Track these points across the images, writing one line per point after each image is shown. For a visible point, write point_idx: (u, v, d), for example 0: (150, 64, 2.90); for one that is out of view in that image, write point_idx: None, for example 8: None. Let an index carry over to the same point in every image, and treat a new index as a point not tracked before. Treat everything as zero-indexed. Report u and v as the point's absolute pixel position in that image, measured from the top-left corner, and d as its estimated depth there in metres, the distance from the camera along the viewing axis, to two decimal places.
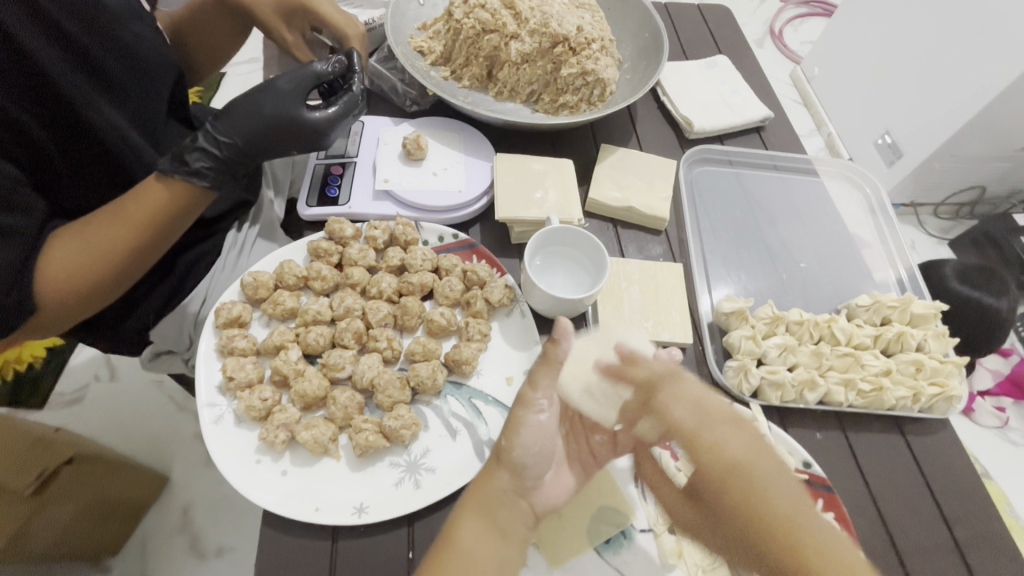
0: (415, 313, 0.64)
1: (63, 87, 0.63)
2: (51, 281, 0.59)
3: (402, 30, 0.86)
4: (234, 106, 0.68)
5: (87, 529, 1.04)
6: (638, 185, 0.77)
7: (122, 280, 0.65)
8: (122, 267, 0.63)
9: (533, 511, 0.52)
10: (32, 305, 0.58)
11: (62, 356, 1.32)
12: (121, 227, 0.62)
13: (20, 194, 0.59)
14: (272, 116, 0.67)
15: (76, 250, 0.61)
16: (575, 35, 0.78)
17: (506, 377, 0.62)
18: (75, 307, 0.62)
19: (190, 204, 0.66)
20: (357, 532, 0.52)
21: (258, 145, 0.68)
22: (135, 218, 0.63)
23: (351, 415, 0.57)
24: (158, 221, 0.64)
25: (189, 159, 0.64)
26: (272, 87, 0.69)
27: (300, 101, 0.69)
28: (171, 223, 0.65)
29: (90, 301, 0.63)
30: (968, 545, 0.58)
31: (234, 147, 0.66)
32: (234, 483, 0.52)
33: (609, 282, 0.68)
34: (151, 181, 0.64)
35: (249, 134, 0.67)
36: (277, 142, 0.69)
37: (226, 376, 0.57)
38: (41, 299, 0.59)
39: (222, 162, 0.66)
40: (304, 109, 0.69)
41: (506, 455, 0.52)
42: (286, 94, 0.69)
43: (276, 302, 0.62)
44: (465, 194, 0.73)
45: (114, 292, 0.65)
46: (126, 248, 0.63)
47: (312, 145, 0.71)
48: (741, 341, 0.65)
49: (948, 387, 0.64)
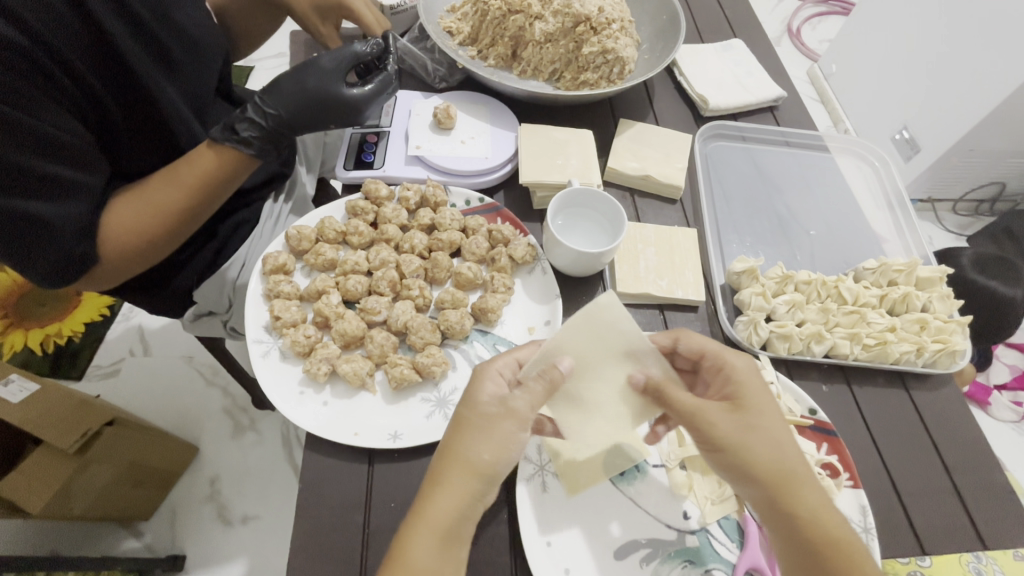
0: (444, 267, 0.68)
1: (127, 53, 0.65)
2: (110, 238, 0.62)
3: (432, 12, 0.92)
4: (278, 80, 0.67)
5: (124, 493, 1.07)
6: (656, 156, 0.81)
7: (173, 241, 0.68)
8: (173, 228, 0.66)
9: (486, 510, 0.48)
10: (94, 259, 0.61)
11: (97, 333, 1.36)
12: (173, 190, 0.64)
13: (88, 152, 0.61)
14: (314, 91, 0.67)
15: (132, 209, 0.63)
16: (597, 15, 0.83)
17: (528, 325, 0.66)
18: (130, 263, 0.65)
19: (238, 170, 0.66)
20: (391, 457, 0.57)
21: (302, 120, 0.67)
22: (186, 181, 0.64)
23: (387, 353, 0.62)
24: (207, 185, 0.65)
25: (238, 128, 0.64)
26: (314, 63, 0.68)
27: (340, 77, 0.68)
28: (220, 187, 0.66)
29: (144, 256, 0.66)
30: (967, 490, 0.61)
31: (280, 121, 0.65)
32: (282, 407, 0.57)
33: (626, 244, 0.72)
34: (204, 147, 0.65)
35: (295, 110, 0.66)
36: (319, 118, 0.68)
37: (274, 315, 0.62)
38: (103, 255, 0.62)
39: (268, 134, 0.65)
40: (344, 85, 0.68)
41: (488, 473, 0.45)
42: (329, 69, 0.68)
43: (318, 253, 0.68)
44: (491, 161, 0.77)
45: (166, 249, 0.68)
46: (176, 210, 0.64)
47: (350, 122, 0.71)
48: (752, 297, 0.69)
49: (951, 343, 0.67)
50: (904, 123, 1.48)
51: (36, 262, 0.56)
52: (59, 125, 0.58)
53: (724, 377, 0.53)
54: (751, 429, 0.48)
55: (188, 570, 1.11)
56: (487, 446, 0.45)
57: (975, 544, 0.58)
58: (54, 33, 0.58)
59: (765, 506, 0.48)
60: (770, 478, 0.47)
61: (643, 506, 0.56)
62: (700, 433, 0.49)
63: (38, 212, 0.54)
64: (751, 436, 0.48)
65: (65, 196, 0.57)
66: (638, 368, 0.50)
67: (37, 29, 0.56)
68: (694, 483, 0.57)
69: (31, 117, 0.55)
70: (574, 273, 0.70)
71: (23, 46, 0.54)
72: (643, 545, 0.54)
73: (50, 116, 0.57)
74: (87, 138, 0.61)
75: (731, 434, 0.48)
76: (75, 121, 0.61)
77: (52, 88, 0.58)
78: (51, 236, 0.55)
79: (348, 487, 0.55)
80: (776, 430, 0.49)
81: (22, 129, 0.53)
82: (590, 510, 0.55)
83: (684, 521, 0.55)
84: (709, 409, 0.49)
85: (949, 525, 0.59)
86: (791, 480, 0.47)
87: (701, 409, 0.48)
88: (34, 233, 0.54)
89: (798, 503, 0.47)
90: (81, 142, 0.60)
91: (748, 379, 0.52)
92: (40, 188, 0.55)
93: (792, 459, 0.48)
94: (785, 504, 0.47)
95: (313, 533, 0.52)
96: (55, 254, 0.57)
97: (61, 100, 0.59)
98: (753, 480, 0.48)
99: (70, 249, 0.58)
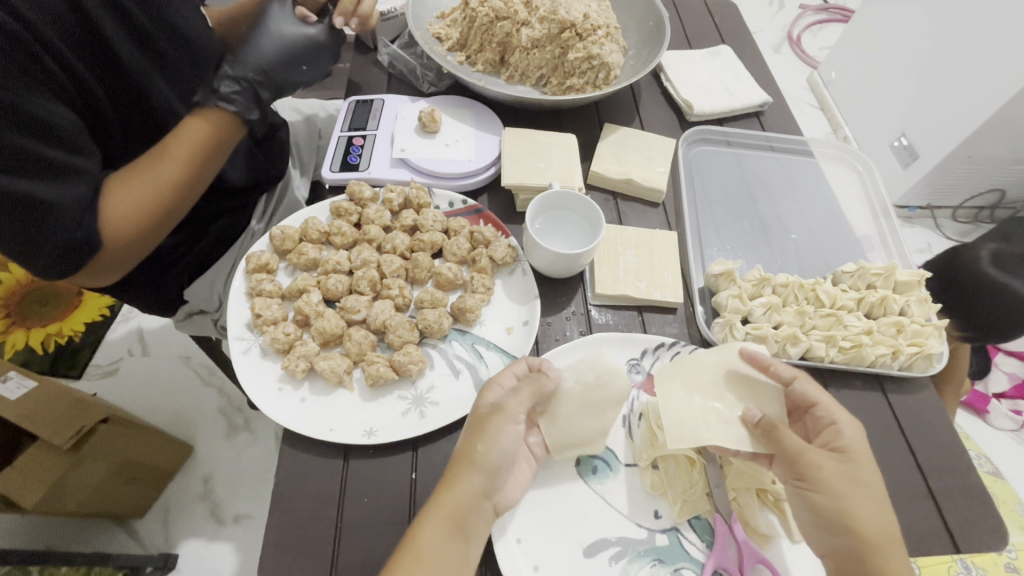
0: (425, 267, 0.69)
1: (121, 53, 0.66)
2: (112, 218, 0.59)
3: (422, 19, 0.94)
4: (244, 40, 0.66)
5: (118, 490, 1.08)
6: (639, 160, 0.82)
7: (172, 219, 0.65)
8: (172, 205, 0.63)
9: (495, 510, 0.52)
10: (98, 241, 0.58)
11: (97, 333, 1.38)
12: (169, 164, 0.61)
13: (79, 134, 0.58)
14: (282, 36, 0.67)
15: (129, 188, 0.60)
16: (582, 21, 0.84)
17: (506, 326, 0.67)
18: (136, 245, 0.63)
19: (231, 135, 0.65)
20: (367, 453, 0.58)
21: (277, 63, 0.66)
22: (180, 152, 0.61)
23: (364, 351, 0.63)
24: (201, 155, 0.63)
25: (218, 87, 0.63)
26: (266, 15, 0.68)
27: (294, 19, 0.69)
28: (213, 158, 0.64)
29: (148, 237, 0.63)
30: (943, 494, 0.61)
31: (259, 69, 0.65)
32: (258, 403, 0.58)
33: (606, 246, 0.73)
34: (190, 117, 0.63)
35: (270, 57, 0.66)
36: (298, 62, 0.68)
37: (255, 313, 0.64)
38: (107, 237, 0.59)
39: (249, 85, 0.65)
40: (303, 25, 0.69)
41: (481, 459, 0.52)
42: (283, 14, 0.69)
43: (301, 253, 0.69)
44: (475, 164, 0.79)
45: (166, 228, 0.65)
46: (174, 184, 0.62)
47: (321, 65, 0.71)
48: (728, 299, 0.70)
49: (927, 346, 0.67)
50: (901, 130, 1.48)
51: (35, 248, 0.54)
52: (47, 104, 0.56)
53: (835, 432, 0.55)
54: (855, 486, 0.52)
55: (180, 568, 1.12)
56: (480, 437, 0.53)
57: (948, 548, 0.58)
58: (52, 30, 0.59)
59: (835, 554, 0.51)
60: (862, 534, 0.51)
61: (615, 504, 0.56)
62: (802, 471, 0.53)
63: (28, 192, 0.52)
64: (855, 490, 0.52)
65: (60, 180, 0.55)
66: (756, 407, 0.58)
67: (35, 24, 0.57)
68: (666, 484, 0.58)
69: (23, 98, 0.53)
70: (554, 274, 0.71)
71: (18, 33, 0.54)
72: (613, 543, 0.54)
73: (37, 97, 0.55)
74: (76, 120, 0.59)
75: (835, 483, 0.52)
76: (67, 108, 0.59)
77: (45, 76, 0.58)
78: (45, 218, 0.53)
79: (325, 481, 0.56)
80: (874, 489, 0.53)
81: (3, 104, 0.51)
82: (559, 508, 0.55)
83: (655, 520, 0.56)
84: (820, 458, 0.53)
85: (924, 529, 0.58)
86: (877, 542, 0.50)
87: (815, 461, 0.53)
88: (27, 216, 0.52)
89: (883, 561, 0.50)
90: (71, 124, 0.57)
91: (855, 435, 0.55)
92: (31, 170, 0.52)
93: (889, 527, 0.51)
94: (864, 559, 0.50)
95: (288, 525, 0.53)
96: (53, 237, 0.54)
97: (58, 93, 0.59)
98: (843, 530, 0.51)
99: (68, 231, 0.55)
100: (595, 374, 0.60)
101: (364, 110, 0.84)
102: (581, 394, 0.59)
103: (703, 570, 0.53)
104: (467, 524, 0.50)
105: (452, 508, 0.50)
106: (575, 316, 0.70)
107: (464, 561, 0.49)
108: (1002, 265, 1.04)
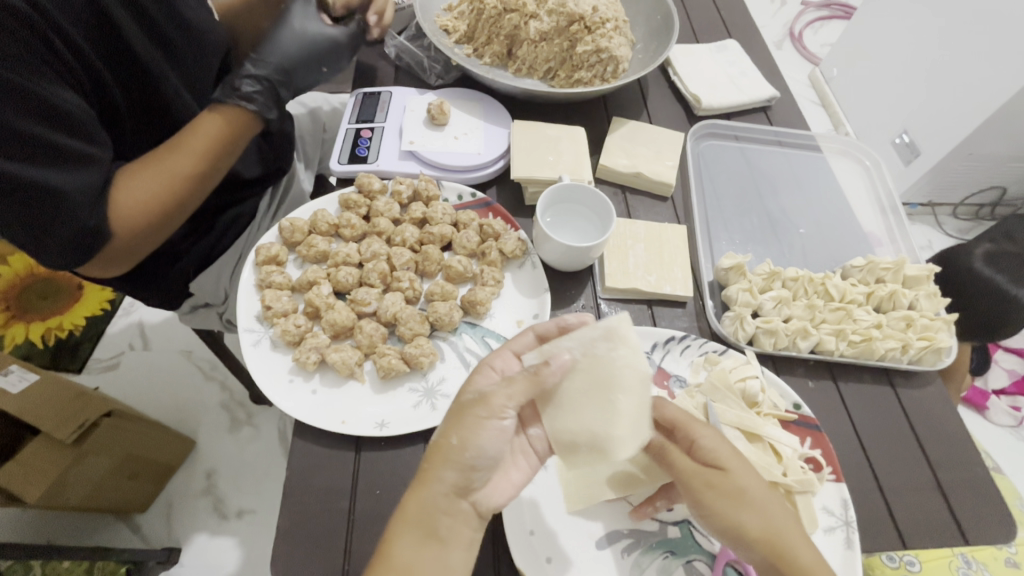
0: (435, 260, 0.69)
1: (132, 40, 0.66)
2: (120, 209, 0.58)
3: (429, 11, 0.93)
4: (265, 39, 0.67)
5: (119, 484, 1.07)
6: (647, 154, 0.82)
7: (182, 213, 0.65)
8: (183, 198, 0.63)
9: (476, 511, 0.47)
10: (105, 232, 0.58)
11: (98, 327, 1.37)
12: (181, 158, 0.61)
13: (91, 123, 0.58)
14: (303, 35, 0.67)
15: (139, 180, 0.60)
16: (591, 15, 0.83)
17: (517, 318, 0.67)
18: (144, 237, 0.62)
19: (247, 132, 0.65)
20: (379, 446, 0.57)
21: (298, 63, 0.66)
22: (193, 147, 0.61)
23: (376, 343, 0.63)
24: (216, 151, 0.63)
25: (240, 86, 0.63)
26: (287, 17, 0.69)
27: (317, 20, 0.70)
28: (228, 153, 0.64)
29: (156, 229, 0.63)
30: (951, 487, 0.61)
31: (280, 69, 0.65)
32: (270, 395, 0.58)
33: (615, 239, 0.73)
34: (206, 112, 0.63)
35: (291, 55, 0.66)
36: (320, 65, 0.69)
37: (265, 305, 0.63)
38: (113, 227, 0.59)
39: (271, 85, 0.64)
40: (326, 26, 0.70)
41: (456, 455, 0.45)
42: (305, 16, 0.70)
43: (310, 245, 0.69)
44: (484, 157, 0.78)
45: (175, 221, 0.65)
46: (187, 178, 0.62)
47: (340, 65, 0.72)
48: (738, 293, 0.70)
49: (936, 341, 0.68)
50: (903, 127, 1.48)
51: (45, 236, 0.53)
52: (62, 91, 0.55)
53: (702, 447, 0.51)
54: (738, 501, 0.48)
55: (183, 563, 1.12)
56: (455, 429, 0.46)
57: (957, 540, 0.58)
58: (65, 17, 0.58)
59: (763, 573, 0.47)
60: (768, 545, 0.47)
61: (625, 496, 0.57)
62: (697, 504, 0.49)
63: (39, 179, 0.51)
64: (736, 505, 0.48)
65: (69, 168, 0.54)
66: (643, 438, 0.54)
67: (49, 11, 0.56)
68: None
69: (35, 84, 0.53)
70: (564, 268, 0.71)
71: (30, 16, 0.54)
72: (626, 534, 0.54)
73: (50, 83, 0.54)
74: (87, 109, 0.58)
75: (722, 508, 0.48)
76: (78, 96, 0.58)
77: (56, 62, 0.57)
78: (54, 206, 0.53)
79: (337, 473, 0.56)
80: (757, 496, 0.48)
81: (16, 90, 0.51)
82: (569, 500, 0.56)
83: (666, 512, 0.56)
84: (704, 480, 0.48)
85: (931, 522, 0.59)
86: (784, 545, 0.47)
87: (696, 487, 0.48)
88: (37, 204, 0.52)
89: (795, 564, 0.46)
90: (84, 112, 0.57)
91: (721, 446, 0.51)
92: (40, 157, 0.52)
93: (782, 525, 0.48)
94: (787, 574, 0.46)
95: (300, 516, 0.53)
96: (65, 224, 0.54)
97: (69, 79, 0.59)
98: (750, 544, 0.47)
99: (75, 220, 0.54)
100: (608, 346, 0.52)
101: (372, 103, 0.84)
102: (586, 370, 0.52)
103: (715, 563, 0.53)
104: (436, 528, 0.44)
105: (420, 508, 0.44)
106: (585, 310, 0.70)
107: (445, 566, 0.43)
108: (998, 263, 1.05)
